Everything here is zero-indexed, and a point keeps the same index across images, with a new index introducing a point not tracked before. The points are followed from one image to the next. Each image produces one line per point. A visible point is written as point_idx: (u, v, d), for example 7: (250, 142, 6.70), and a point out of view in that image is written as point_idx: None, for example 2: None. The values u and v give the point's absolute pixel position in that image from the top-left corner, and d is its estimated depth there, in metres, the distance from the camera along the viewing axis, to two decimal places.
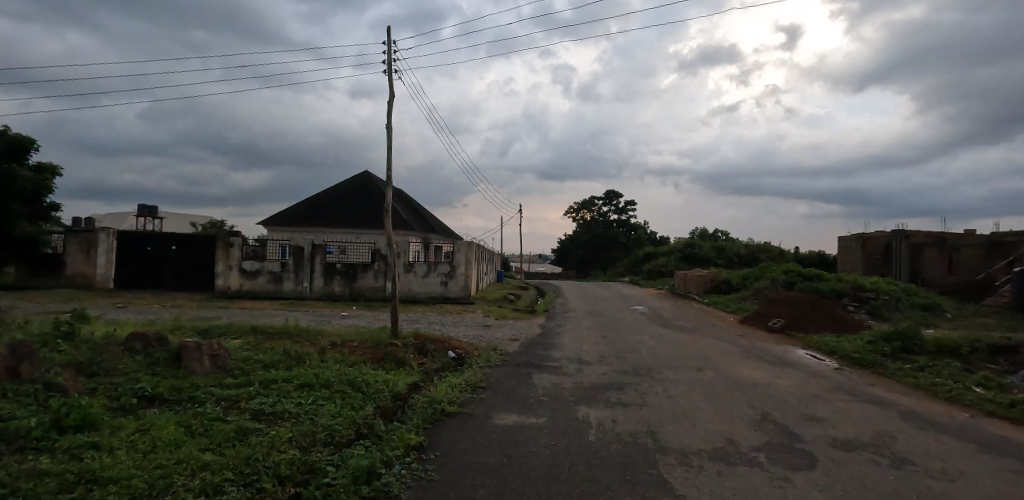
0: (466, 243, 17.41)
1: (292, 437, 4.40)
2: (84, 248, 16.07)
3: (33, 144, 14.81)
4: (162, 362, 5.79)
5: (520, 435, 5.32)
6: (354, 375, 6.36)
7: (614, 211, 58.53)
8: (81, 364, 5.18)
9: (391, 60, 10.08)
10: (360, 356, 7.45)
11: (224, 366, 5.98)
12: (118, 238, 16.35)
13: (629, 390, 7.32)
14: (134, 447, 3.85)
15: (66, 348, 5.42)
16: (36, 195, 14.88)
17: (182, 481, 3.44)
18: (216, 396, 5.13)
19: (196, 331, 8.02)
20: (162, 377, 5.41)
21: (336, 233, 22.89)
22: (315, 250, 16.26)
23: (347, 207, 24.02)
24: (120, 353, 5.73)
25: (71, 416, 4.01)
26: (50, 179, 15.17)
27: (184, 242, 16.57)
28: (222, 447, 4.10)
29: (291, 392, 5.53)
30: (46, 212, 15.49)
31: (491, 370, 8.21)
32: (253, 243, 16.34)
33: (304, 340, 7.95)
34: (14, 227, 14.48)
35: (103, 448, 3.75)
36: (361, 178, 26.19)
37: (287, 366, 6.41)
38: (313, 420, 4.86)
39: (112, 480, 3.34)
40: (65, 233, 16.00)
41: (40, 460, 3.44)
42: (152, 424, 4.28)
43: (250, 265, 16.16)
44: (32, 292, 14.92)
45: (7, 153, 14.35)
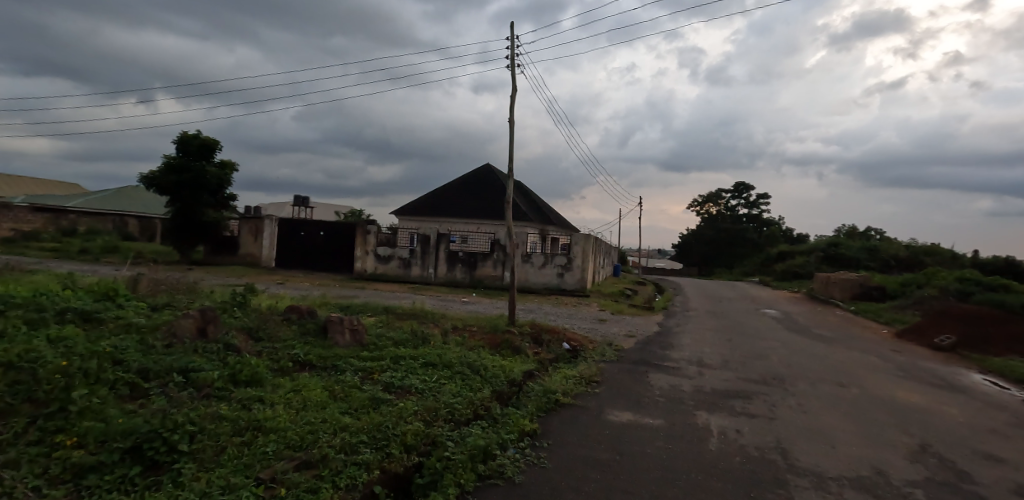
0: (584, 236, 17.22)
1: (418, 410, 4.69)
2: (252, 232, 18.72)
3: (218, 145, 17.70)
4: (312, 332, 6.51)
5: (634, 434, 5.12)
6: (474, 358, 6.61)
7: (744, 205, 54.04)
8: (252, 329, 6.02)
9: (514, 55, 10.25)
10: (479, 340, 7.73)
11: (362, 340, 6.58)
12: (279, 225, 18.82)
13: (756, 400, 6.66)
14: (289, 403, 4.38)
15: (239, 314, 6.35)
16: (219, 187, 17.97)
17: (325, 438, 3.85)
18: (354, 366, 5.65)
19: (339, 307, 8.99)
20: (313, 345, 6.09)
21: (460, 223, 24.07)
22: (439, 239, 17.25)
23: (470, 199, 25.07)
24: (280, 321, 6.57)
25: (243, 372, 4.68)
26: (230, 173, 18.03)
27: (330, 229, 18.56)
28: (359, 412, 4.51)
29: (418, 369, 5.91)
30: (226, 201, 18.44)
31: (606, 366, 8.02)
32: (386, 230, 17.81)
33: (429, 321, 8.48)
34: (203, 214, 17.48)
35: (265, 402, 4.31)
36: (484, 170, 27.17)
37: (413, 344, 6.86)
38: (436, 397, 5.13)
39: (271, 430, 3.84)
40: (239, 219, 18.76)
41: (220, 406, 4.07)
42: (303, 386, 4.83)
43: (384, 250, 17.64)
44: (216, 267, 17.68)
45: (199, 152, 17.34)
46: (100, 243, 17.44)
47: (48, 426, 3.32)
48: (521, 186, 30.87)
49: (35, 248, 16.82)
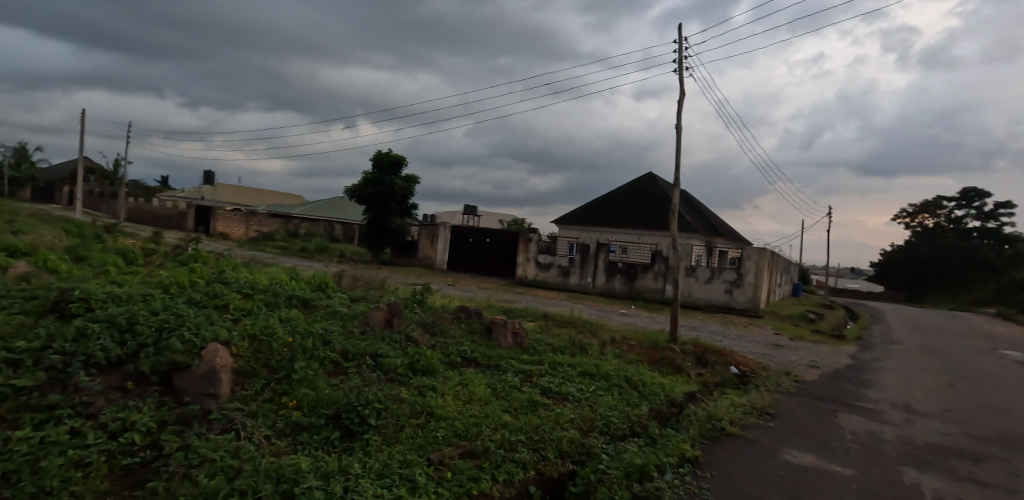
0: (758, 250, 15.62)
1: (573, 417, 4.69)
2: (429, 238, 20.93)
3: (404, 161, 20.13)
4: (479, 331, 6.98)
5: (816, 481, 4.41)
6: (631, 372, 6.40)
7: (976, 217, 43.41)
8: (429, 324, 6.68)
9: (682, 58, 9.74)
10: (637, 354, 7.47)
11: (523, 344, 6.85)
12: (452, 232, 20.69)
13: (992, 465, 5.24)
14: (458, 395, 4.75)
15: (419, 310, 7.10)
16: (404, 197, 20.42)
17: (487, 431, 4.08)
18: (515, 367, 5.90)
19: (502, 310, 9.51)
20: (479, 344, 6.54)
21: (619, 233, 23.74)
22: (599, 249, 17.20)
23: (630, 208, 24.54)
24: (452, 319, 7.17)
25: (420, 362, 5.21)
26: (413, 186, 20.33)
27: (496, 236, 19.72)
28: (517, 411, 4.68)
29: (575, 377, 5.93)
30: (410, 210, 20.83)
31: (782, 398, 7.09)
32: (546, 238, 18.36)
33: (586, 330, 8.47)
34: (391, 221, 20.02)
35: (437, 391, 4.74)
36: (646, 178, 26.36)
37: (571, 352, 6.91)
38: (592, 407, 5.08)
39: (442, 416, 4.21)
40: (419, 225, 21.09)
41: (402, 390, 4.59)
42: (470, 380, 5.19)
43: (544, 258, 18.18)
44: (401, 268, 20.16)
45: (390, 168, 19.94)
46: (315, 243, 21.14)
47: (277, 388, 4.10)
48: (685, 194, 29.22)
49: (272, 246, 21.13)
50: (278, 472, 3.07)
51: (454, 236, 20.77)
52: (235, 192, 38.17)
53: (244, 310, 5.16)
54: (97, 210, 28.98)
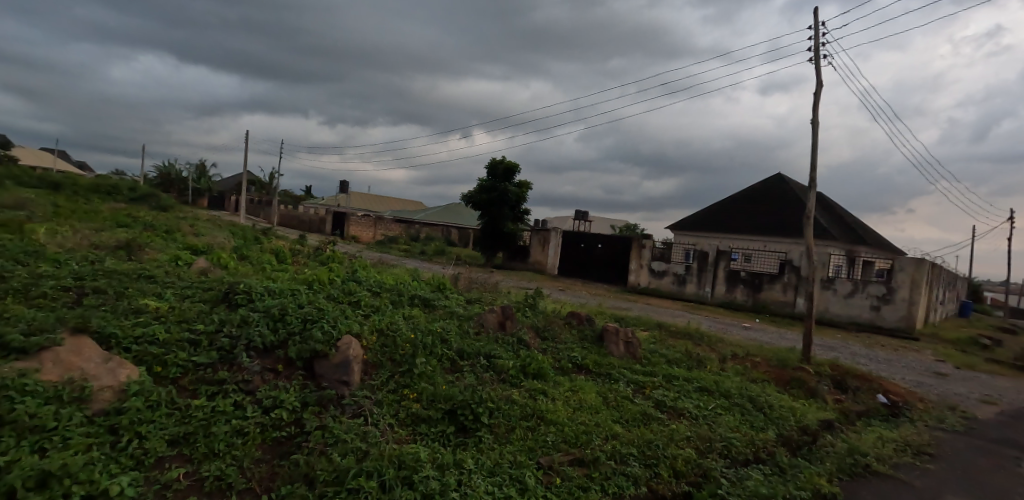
0: (915, 261, 13.45)
1: (689, 435, 4.42)
2: (541, 243, 21.20)
3: (517, 168, 20.62)
4: (590, 338, 6.88)
5: None
6: (756, 393, 5.85)
7: None
8: (540, 328, 6.73)
9: (819, 44, 8.73)
10: (762, 373, 6.83)
11: (635, 353, 6.62)
12: (563, 237, 20.72)
13: None
14: (568, 401, 4.73)
15: (530, 314, 7.20)
16: (517, 203, 20.89)
17: (597, 441, 4.00)
18: (627, 377, 5.72)
19: (613, 317, 9.29)
20: (590, 351, 6.44)
21: (742, 239, 21.99)
22: (719, 256, 16.08)
23: (756, 212, 22.58)
24: (563, 324, 7.16)
25: (532, 365, 5.27)
26: (525, 191, 20.72)
27: (608, 242, 19.32)
28: (629, 423, 4.53)
29: (691, 392, 5.59)
30: (522, 216, 21.25)
31: (947, 436, 5.99)
32: (661, 245, 17.62)
33: (704, 344, 7.94)
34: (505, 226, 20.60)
35: (547, 395, 4.75)
36: (775, 180, 24.06)
37: (687, 366, 6.53)
38: (710, 426, 4.74)
39: (552, 421, 4.21)
40: (532, 231, 21.48)
41: (514, 391, 4.68)
42: (580, 387, 5.14)
43: (658, 265, 17.45)
44: (513, 272, 20.68)
45: (503, 175, 20.54)
46: (433, 247, 22.52)
47: (400, 380, 4.41)
48: (823, 197, 26.13)
49: (396, 248, 22.94)
50: (399, 458, 3.30)
51: (566, 241, 20.76)
52: (364, 200, 42.07)
53: (373, 306, 5.65)
54: (257, 216, 33.79)
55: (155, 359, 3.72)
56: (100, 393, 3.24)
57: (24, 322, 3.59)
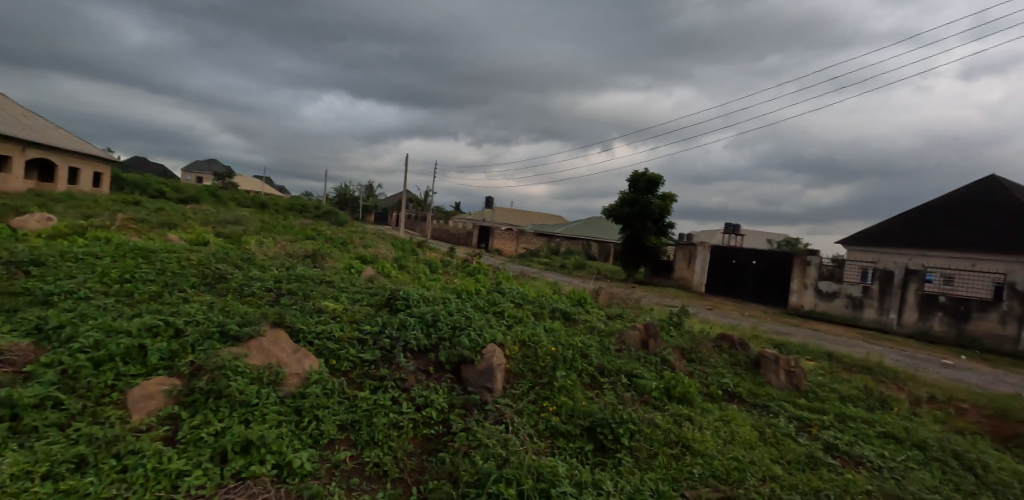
0: None
1: (871, 490, 3.72)
2: (687, 258, 20.01)
3: (660, 180, 19.79)
4: (743, 364, 6.25)
5: None
6: (966, 448, 4.72)
7: None
8: (686, 349, 6.29)
9: None
10: (975, 424, 5.49)
11: (799, 386, 5.83)
12: (711, 252, 19.21)
13: None
14: (717, 432, 4.32)
15: (675, 333, 6.76)
16: (660, 216, 19.94)
17: (752, 481, 3.57)
18: (789, 412, 5.05)
19: (771, 343, 8.30)
20: (743, 378, 5.84)
21: (942, 257, 18.09)
22: (909, 277, 13.43)
23: (961, 224, 18.45)
24: (712, 347, 6.60)
25: (676, 389, 4.95)
26: (670, 204, 19.77)
27: (763, 259, 17.28)
28: (791, 466, 3.97)
29: (873, 438, 4.71)
30: (666, 230, 20.27)
31: None
32: (829, 262, 15.40)
33: (890, 381, 6.66)
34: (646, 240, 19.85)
35: (694, 423, 4.40)
36: (990, 182, 19.37)
37: (867, 406, 5.55)
38: (899, 481, 3.94)
39: (699, 452, 3.88)
40: (676, 245, 20.46)
41: (656, 415, 4.42)
42: (731, 417, 4.67)
43: (827, 286, 15.22)
44: (655, 287, 19.85)
45: (646, 188, 19.87)
46: (572, 260, 22.65)
47: (540, 392, 4.45)
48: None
49: (536, 261, 23.55)
50: (537, 470, 3.31)
51: (716, 257, 19.10)
52: (506, 214, 43.97)
53: (515, 317, 5.82)
54: (413, 230, 37.46)
55: (331, 352, 4.27)
56: (289, 378, 3.81)
57: (240, 315, 4.40)
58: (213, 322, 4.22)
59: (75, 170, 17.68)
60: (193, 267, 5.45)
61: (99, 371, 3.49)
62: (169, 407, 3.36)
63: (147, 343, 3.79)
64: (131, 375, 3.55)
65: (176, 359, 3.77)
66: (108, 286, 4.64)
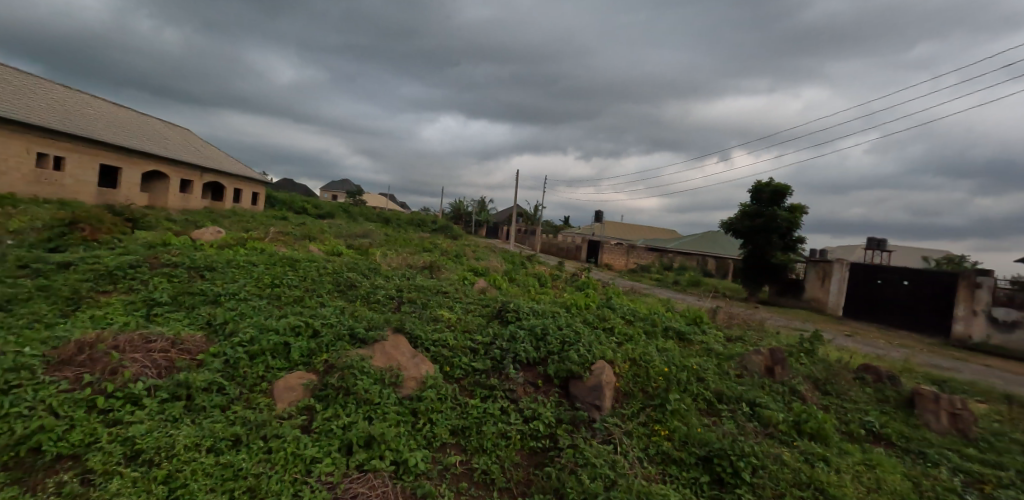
0: None
1: None
2: (820, 277, 17.90)
3: (788, 190, 17.97)
4: (893, 402, 5.41)
5: None
6: None
7: None
8: (819, 380, 5.61)
9: None
10: None
11: (969, 433, 4.89)
12: (851, 270, 16.94)
13: None
14: (860, 478, 3.78)
15: (806, 361, 6.06)
16: (788, 230, 18.06)
17: None
18: (956, 463, 4.26)
19: (931, 379, 7.08)
20: (893, 418, 5.05)
21: None
22: None
23: None
24: (852, 379, 5.82)
25: (808, 423, 4.43)
26: (800, 217, 17.85)
27: (917, 278, 14.78)
28: None
29: None
30: (795, 245, 18.31)
31: None
32: (1008, 284, 12.72)
33: None
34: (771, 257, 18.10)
35: (830, 465, 3.89)
36: None
37: None
38: None
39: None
40: (807, 262, 18.51)
41: (784, 451, 3.99)
42: (878, 463, 4.05)
43: (1005, 313, 12.60)
44: (782, 308, 18.00)
45: (771, 199, 18.16)
46: (687, 277, 21.46)
47: (652, 414, 4.25)
48: None
49: (646, 277, 22.72)
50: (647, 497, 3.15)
51: (859, 275, 16.74)
52: (617, 228, 42.98)
53: (626, 335, 5.64)
54: (522, 243, 38.19)
55: (445, 360, 4.48)
56: (407, 381, 4.07)
57: (367, 320, 4.81)
58: (344, 324, 4.66)
59: (240, 190, 20.77)
60: (329, 274, 6.09)
61: (253, 362, 4.03)
62: (306, 399, 3.75)
63: (291, 341, 4.30)
64: (277, 367, 4.04)
65: (313, 357, 4.21)
66: (262, 289, 5.35)
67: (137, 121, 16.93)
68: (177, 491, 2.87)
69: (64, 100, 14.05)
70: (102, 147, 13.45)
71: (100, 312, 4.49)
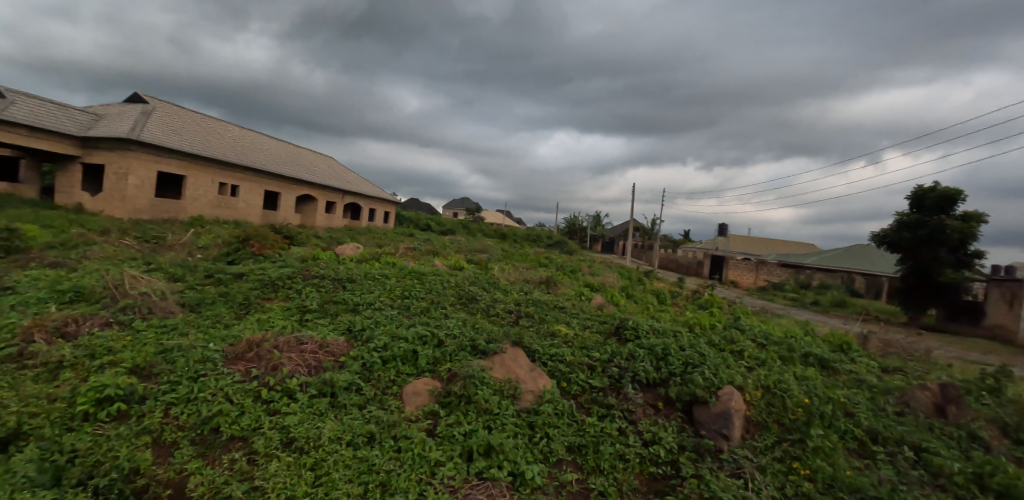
0: None
1: None
2: (1007, 300, 14.73)
3: (961, 194, 15.16)
4: None
5: None
6: None
7: None
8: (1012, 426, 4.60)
9: None
10: None
11: None
12: None
13: None
14: None
15: (992, 401, 5.02)
16: (962, 243, 15.21)
17: None
18: None
19: None
20: None
21: None
22: None
23: None
24: None
25: (995, 478, 3.59)
26: (977, 226, 14.98)
27: None
28: None
29: None
30: (970, 260, 15.38)
31: None
32: None
33: None
34: (939, 273, 15.35)
35: None
36: None
37: None
38: None
39: None
40: (988, 281, 15.44)
41: None
42: None
43: None
44: (955, 335, 15.11)
45: (937, 206, 15.42)
46: (830, 296, 19.08)
47: (789, 450, 3.83)
48: None
49: (779, 296, 20.65)
50: None
51: None
52: (745, 241, 39.66)
53: (758, 359, 5.17)
54: (639, 258, 37.00)
55: (562, 375, 4.49)
56: (525, 394, 4.14)
57: (487, 332, 5.01)
58: (466, 335, 4.90)
59: (374, 210, 22.97)
60: (452, 288, 6.46)
61: (386, 366, 4.39)
62: (431, 404, 3.99)
63: (419, 349, 4.62)
64: (406, 373, 4.36)
65: (438, 365, 4.48)
66: (394, 300, 5.85)
67: (293, 152, 19.62)
68: (322, 478, 3.21)
69: (242, 137, 16.80)
70: (267, 175, 15.80)
71: (265, 316, 5.25)
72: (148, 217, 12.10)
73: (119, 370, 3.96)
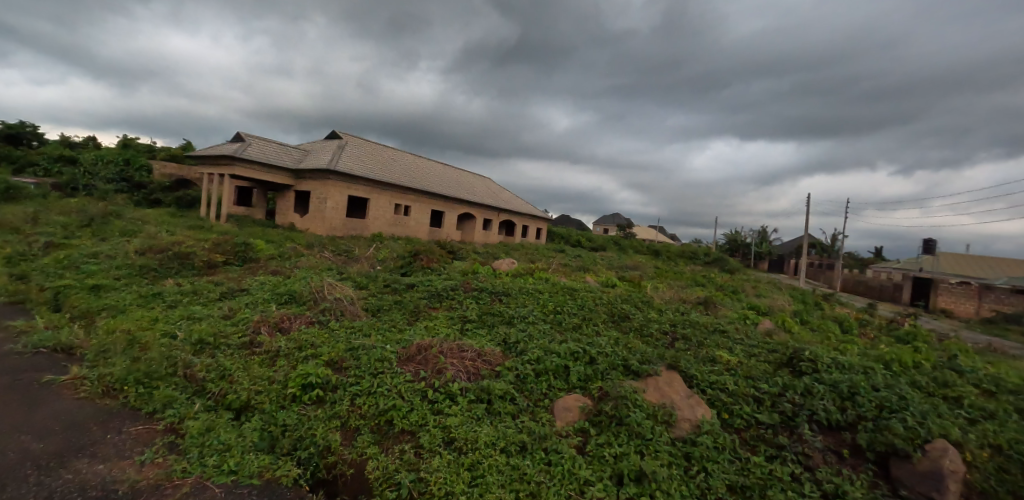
0: None
1: None
2: None
3: None
4: None
5: None
6: None
7: None
8: None
9: None
10: None
11: None
12: None
13: None
14: None
15: None
16: None
17: None
18: None
19: None
20: None
21: None
22: None
23: None
24: None
25: None
26: None
27: None
28: None
29: None
30: None
31: None
32: None
33: None
34: None
35: None
36: None
37: None
38: None
39: None
40: None
41: None
42: None
43: None
44: None
45: None
46: None
47: None
48: None
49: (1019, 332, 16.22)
50: None
51: None
52: (965, 261, 32.06)
53: (985, 411, 4.13)
54: (815, 279, 32.32)
55: (723, 406, 4.13)
56: (681, 422, 3.89)
57: (640, 353, 4.84)
58: (618, 354, 4.80)
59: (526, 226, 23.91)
60: (603, 305, 6.40)
61: (539, 379, 4.51)
62: (582, 421, 3.97)
63: (571, 364, 4.65)
64: (558, 387, 4.42)
65: (589, 383, 4.46)
66: (546, 314, 6.00)
67: (456, 174, 21.49)
68: (477, 480, 3.41)
69: (413, 163, 18.93)
70: (433, 196, 17.51)
71: (431, 323, 5.80)
72: (340, 234, 14.28)
73: (319, 361, 4.71)
